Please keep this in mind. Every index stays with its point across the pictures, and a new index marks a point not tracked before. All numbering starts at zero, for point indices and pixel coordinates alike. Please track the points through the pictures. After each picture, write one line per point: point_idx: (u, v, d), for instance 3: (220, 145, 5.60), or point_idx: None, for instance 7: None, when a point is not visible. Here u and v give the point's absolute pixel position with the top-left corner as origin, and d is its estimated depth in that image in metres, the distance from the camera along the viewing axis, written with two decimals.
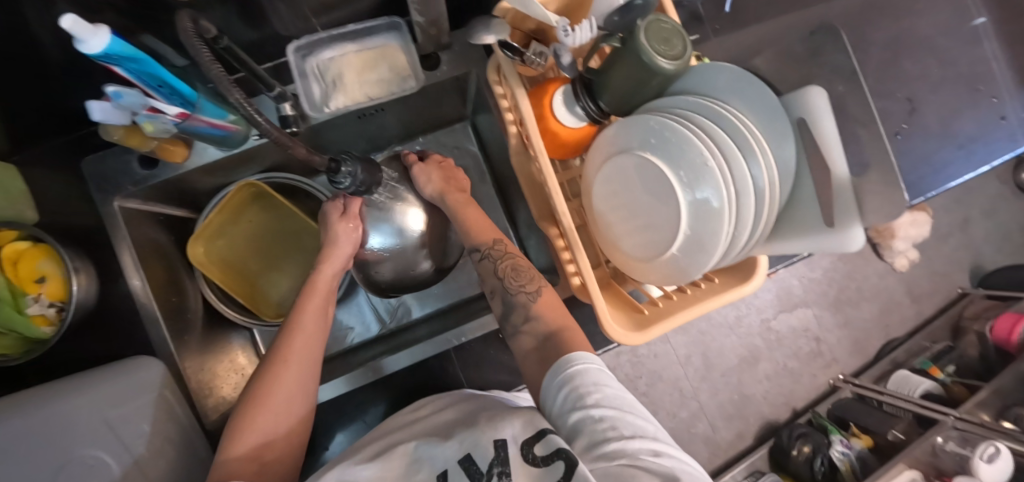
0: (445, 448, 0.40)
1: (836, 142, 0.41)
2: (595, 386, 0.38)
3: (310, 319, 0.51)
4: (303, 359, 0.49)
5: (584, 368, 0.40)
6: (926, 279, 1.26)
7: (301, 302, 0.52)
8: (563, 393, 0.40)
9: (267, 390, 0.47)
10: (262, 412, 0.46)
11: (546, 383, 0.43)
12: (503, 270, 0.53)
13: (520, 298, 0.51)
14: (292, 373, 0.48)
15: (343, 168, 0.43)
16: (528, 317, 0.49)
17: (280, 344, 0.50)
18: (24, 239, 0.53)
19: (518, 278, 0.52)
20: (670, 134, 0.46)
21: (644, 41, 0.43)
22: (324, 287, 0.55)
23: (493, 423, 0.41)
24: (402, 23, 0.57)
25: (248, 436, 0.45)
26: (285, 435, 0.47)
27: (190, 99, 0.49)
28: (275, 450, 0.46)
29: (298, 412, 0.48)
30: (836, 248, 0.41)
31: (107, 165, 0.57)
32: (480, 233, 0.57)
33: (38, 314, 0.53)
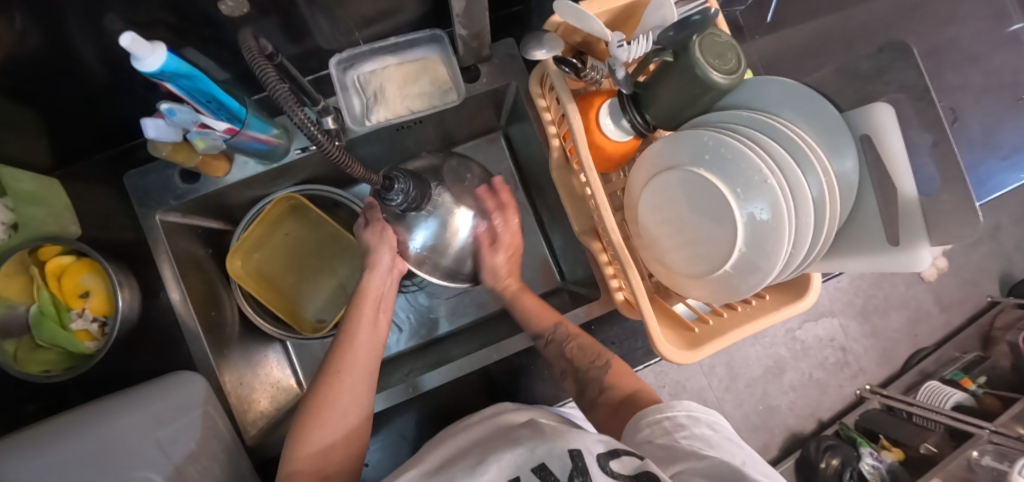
0: (513, 454, 0.37)
1: (902, 159, 0.40)
2: (683, 424, 0.40)
3: (363, 331, 0.49)
4: (357, 372, 0.47)
5: (668, 409, 0.42)
6: (954, 288, 1.23)
7: (353, 313, 0.51)
8: (650, 431, 0.41)
9: (322, 404, 0.45)
10: (317, 428, 0.44)
11: (631, 423, 0.43)
12: (572, 352, 0.55)
13: (592, 374, 0.53)
14: (346, 384, 0.46)
15: (396, 186, 0.42)
16: (595, 366, 0.53)
17: (333, 357, 0.48)
18: (68, 253, 0.53)
19: (587, 357, 0.54)
20: (726, 150, 0.45)
21: (699, 56, 0.42)
22: (372, 294, 0.52)
23: (563, 435, 0.39)
24: (444, 35, 0.57)
25: (306, 452, 0.43)
26: (341, 452, 0.45)
27: (239, 115, 0.48)
28: (333, 465, 0.44)
29: (355, 426, 0.46)
30: (903, 267, 0.40)
31: (149, 180, 0.57)
32: (549, 315, 0.58)
33: (82, 329, 0.53)
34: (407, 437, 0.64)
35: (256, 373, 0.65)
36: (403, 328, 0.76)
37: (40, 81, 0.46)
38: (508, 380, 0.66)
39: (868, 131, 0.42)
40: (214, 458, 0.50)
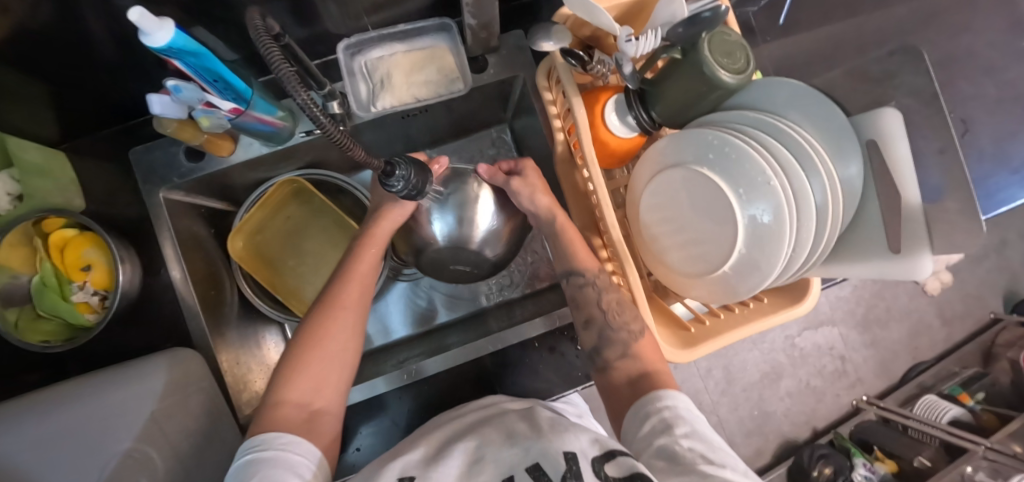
0: (507, 454, 0.39)
1: (908, 166, 0.40)
2: (682, 419, 0.40)
3: (360, 270, 0.53)
4: (353, 308, 0.51)
5: (672, 404, 0.41)
6: (957, 303, 1.22)
7: (358, 256, 0.54)
8: (648, 426, 0.41)
9: (320, 337, 0.48)
10: (313, 360, 0.46)
11: (631, 412, 0.43)
12: (609, 305, 0.50)
13: (621, 336, 0.49)
14: (344, 321, 0.49)
15: (397, 172, 0.42)
16: (628, 327, 0.49)
17: (334, 293, 0.51)
18: (71, 226, 0.54)
19: (623, 313, 0.50)
20: (730, 150, 0.44)
21: (708, 54, 0.42)
22: (379, 242, 0.55)
23: (558, 434, 0.40)
24: (452, 24, 0.56)
25: (297, 382, 0.45)
26: (333, 388, 0.47)
27: (245, 95, 0.48)
28: (322, 400, 0.45)
29: (347, 365, 0.48)
30: (902, 275, 0.40)
31: (154, 157, 0.57)
32: (590, 258, 0.53)
33: (82, 301, 0.54)
34: (400, 423, 0.65)
35: (253, 354, 0.65)
36: (401, 315, 0.76)
37: (48, 55, 0.46)
38: (505, 373, 0.65)
39: (876, 137, 0.42)
40: (209, 437, 0.50)
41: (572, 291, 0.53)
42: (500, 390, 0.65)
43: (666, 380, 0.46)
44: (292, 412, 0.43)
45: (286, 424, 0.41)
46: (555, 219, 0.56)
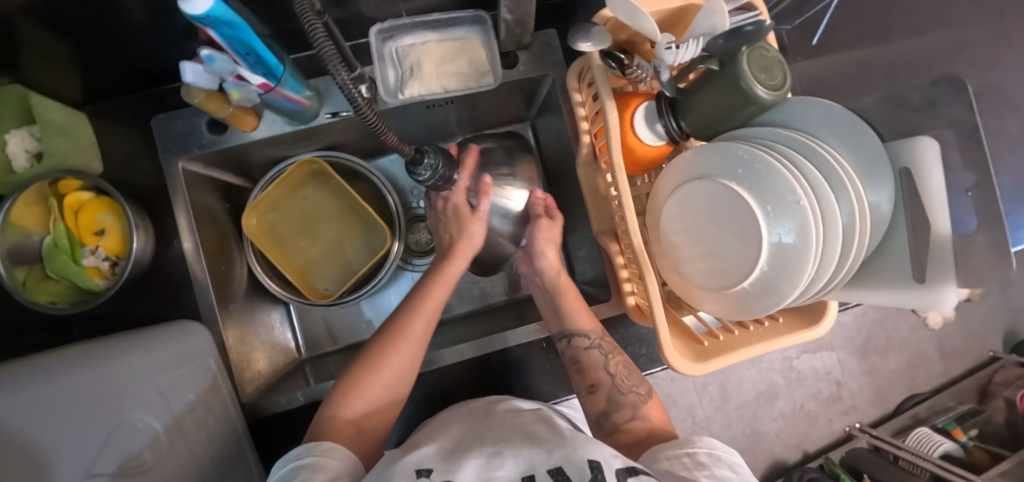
0: (530, 455, 0.40)
1: (941, 194, 0.39)
2: (704, 462, 0.42)
3: (431, 305, 0.56)
4: (418, 341, 0.53)
5: (695, 449, 0.43)
6: (957, 338, 1.22)
7: (429, 286, 0.57)
8: (670, 463, 0.43)
9: (381, 360, 0.51)
10: (372, 383, 0.50)
11: (649, 454, 0.46)
12: (616, 367, 0.56)
13: (630, 399, 0.53)
14: (407, 349, 0.52)
15: (426, 161, 0.42)
16: (636, 391, 0.54)
17: (401, 319, 0.54)
18: (88, 189, 0.54)
19: (628, 377, 0.55)
20: (760, 166, 0.44)
21: (745, 68, 0.42)
22: (450, 276, 0.59)
23: (581, 444, 0.42)
24: (487, 17, 0.57)
25: (355, 400, 0.49)
26: (383, 411, 0.50)
27: (275, 71, 0.47)
28: (371, 421, 0.49)
29: (399, 391, 0.52)
30: (925, 306, 0.39)
31: (175, 127, 0.57)
32: (592, 322, 0.59)
33: (92, 266, 0.53)
34: (400, 414, 0.64)
35: (257, 332, 0.65)
36: None
37: (81, 15, 0.46)
38: (509, 372, 0.65)
39: (909, 164, 0.41)
40: (212, 412, 0.50)
41: (574, 354, 0.57)
42: (503, 388, 0.65)
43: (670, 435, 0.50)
44: (344, 431, 0.46)
45: (338, 440, 0.45)
46: (560, 280, 0.62)
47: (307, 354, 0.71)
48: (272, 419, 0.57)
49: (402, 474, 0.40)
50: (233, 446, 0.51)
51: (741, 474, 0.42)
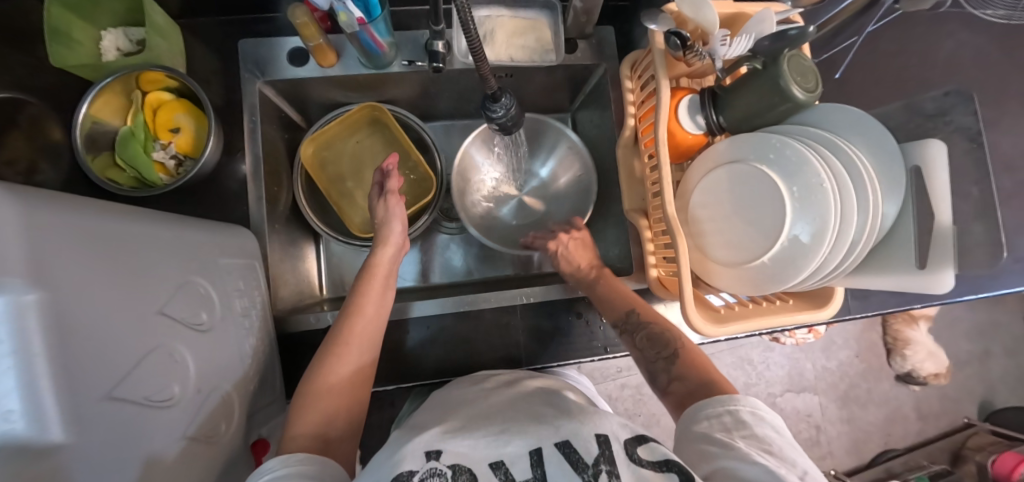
0: (539, 432, 0.42)
1: (945, 197, 0.47)
2: (745, 421, 0.42)
3: (369, 306, 0.54)
4: (362, 343, 0.52)
5: (736, 408, 0.43)
6: (935, 400, 1.39)
7: (364, 284, 0.56)
8: (707, 424, 0.43)
9: (326, 370, 0.50)
10: (323, 397, 0.48)
11: (689, 411, 0.46)
12: (641, 343, 0.56)
13: (659, 366, 0.53)
14: (353, 352, 0.51)
15: (502, 99, 0.47)
16: (662, 356, 0.53)
17: (342, 326, 0.53)
18: (171, 91, 0.58)
19: (655, 346, 0.55)
20: (792, 153, 0.51)
21: (785, 69, 0.48)
22: (382, 270, 0.58)
23: (588, 418, 0.43)
24: (558, 4, 0.63)
25: (308, 417, 0.47)
26: (345, 419, 0.48)
27: (372, 10, 0.52)
28: (336, 429, 0.47)
29: (357, 395, 0.50)
30: (922, 288, 0.47)
31: (260, 52, 0.62)
32: (621, 301, 0.59)
33: (160, 160, 0.57)
34: (417, 356, 0.67)
35: (294, 260, 0.68)
36: (426, 263, 0.81)
37: None
38: (523, 332, 0.68)
39: (921, 163, 0.48)
40: (253, 307, 0.52)
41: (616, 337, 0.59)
42: (517, 347, 0.68)
43: (727, 387, 0.48)
44: (309, 447, 0.44)
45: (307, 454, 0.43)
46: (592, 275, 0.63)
47: (328, 294, 0.73)
48: (302, 336, 0.60)
49: (412, 457, 0.40)
50: (264, 346, 0.54)
51: (785, 436, 0.42)
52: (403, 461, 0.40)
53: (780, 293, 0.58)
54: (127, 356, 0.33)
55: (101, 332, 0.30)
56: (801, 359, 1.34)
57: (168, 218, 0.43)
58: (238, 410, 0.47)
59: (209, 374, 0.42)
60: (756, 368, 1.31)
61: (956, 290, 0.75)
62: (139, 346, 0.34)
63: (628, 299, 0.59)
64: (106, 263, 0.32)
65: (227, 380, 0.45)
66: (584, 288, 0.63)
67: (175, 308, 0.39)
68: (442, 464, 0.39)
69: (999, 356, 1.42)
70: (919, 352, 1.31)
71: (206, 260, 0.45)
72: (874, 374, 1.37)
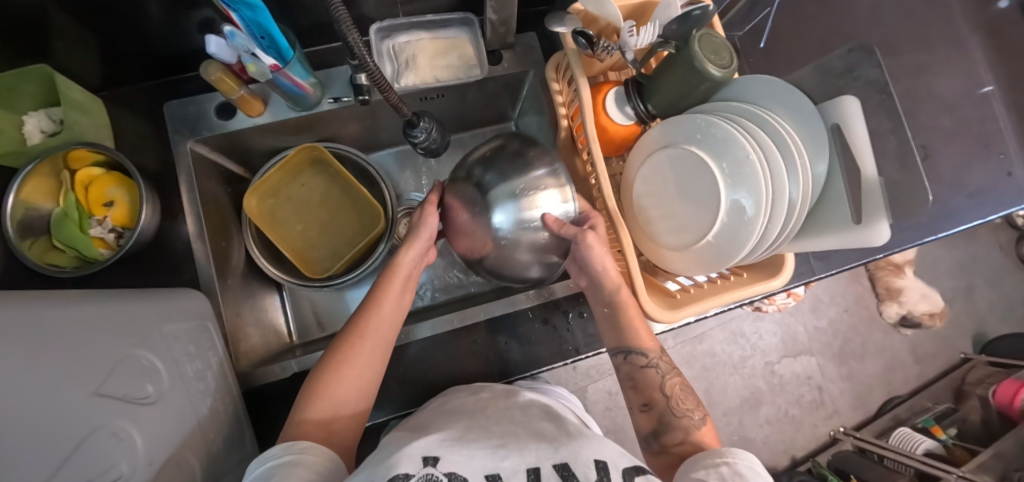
0: (539, 449, 0.42)
1: (865, 146, 0.47)
2: (740, 473, 0.42)
3: (387, 303, 0.55)
4: (376, 341, 0.53)
5: (732, 461, 0.43)
6: (929, 341, 1.40)
7: (384, 282, 0.56)
8: (703, 472, 0.43)
9: (342, 363, 0.51)
10: (327, 397, 0.49)
11: (686, 464, 0.46)
12: (672, 391, 0.54)
13: (682, 422, 0.52)
14: (368, 347, 0.52)
15: (421, 123, 0.48)
16: (688, 414, 0.52)
17: (358, 319, 0.54)
18: (100, 166, 0.57)
19: (684, 401, 0.54)
20: (715, 130, 0.52)
21: (697, 49, 0.49)
22: (403, 271, 0.57)
23: (586, 444, 0.44)
24: (475, 20, 0.64)
25: (320, 404, 0.48)
26: (349, 414, 0.50)
27: (285, 55, 0.53)
28: (340, 423, 0.49)
29: (361, 398, 0.51)
30: (864, 243, 0.46)
31: (187, 111, 0.61)
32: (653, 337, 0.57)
33: (98, 236, 0.56)
34: (393, 390, 0.66)
35: (255, 312, 0.67)
36: None
37: (113, 11, 0.52)
38: (495, 346, 0.68)
39: (838, 121, 0.49)
40: (209, 368, 0.52)
41: (631, 371, 0.56)
42: (491, 362, 0.68)
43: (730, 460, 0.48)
44: (313, 435, 0.46)
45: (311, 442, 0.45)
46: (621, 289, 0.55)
47: (298, 340, 0.73)
48: (270, 388, 0.60)
49: (408, 460, 0.39)
50: (226, 405, 0.53)
51: None
52: (399, 464, 0.39)
53: (736, 267, 0.59)
54: (67, 442, 0.32)
55: (33, 421, 0.29)
56: (792, 324, 1.35)
57: (102, 293, 0.42)
58: (200, 475, 0.46)
59: (159, 447, 0.41)
60: (748, 340, 1.31)
61: (917, 234, 0.76)
62: (81, 429, 0.33)
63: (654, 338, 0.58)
64: (34, 353, 0.31)
65: (183, 447, 0.44)
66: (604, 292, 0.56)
67: (114, 386, 0.38)
68: (438, 470, 0.38)
69: (983, 288, 1.44)
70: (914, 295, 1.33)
71: (149, 329, 0.44)
72: (866, 326, 1.38)
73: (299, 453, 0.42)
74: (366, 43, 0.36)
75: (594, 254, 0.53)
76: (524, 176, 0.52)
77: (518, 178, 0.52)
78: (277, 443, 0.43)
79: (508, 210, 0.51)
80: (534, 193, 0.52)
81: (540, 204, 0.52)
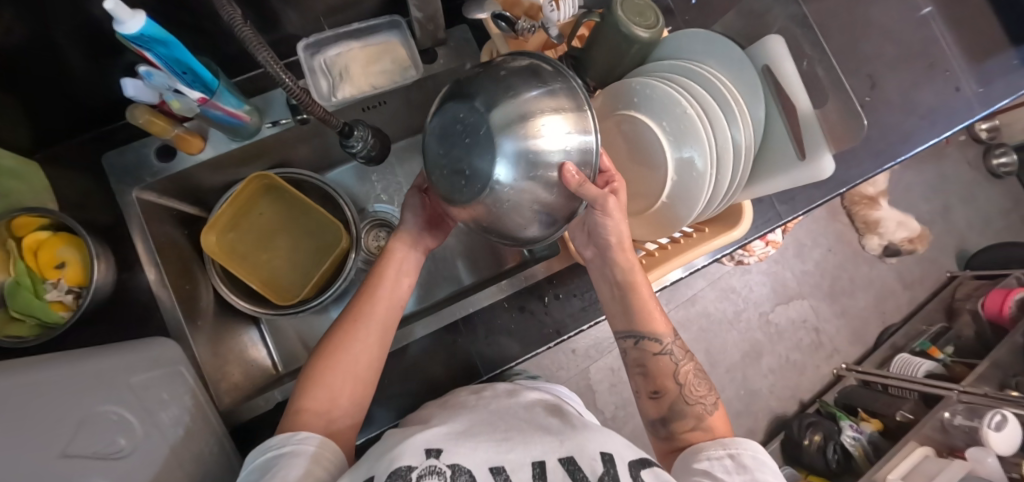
0: (542, 443, 0.41)
1: (795, 82, 0.47)
2: (746, 464, 0.42)
3: (383, 288, 0.55)
4: (372, 325, 0.53)
5: (737, 451, 0.43)
6: (915, 266, 1.42)
7: (378, 269, 0.56)
8: (707, 463, 0.43)
9: (335, 351, 0.50)
10: (323, 384, 0.49)
11: (688, 452, 0.46)
12: (686, 377, 0.51)
13: (694, 410, 0.50)
14: (362, 331, 0.52)
15: (356, 133, 0.49)
16: (702, 400, 0.50)
17: (354, 306, 0.54)
18: (45, 228, 0.55)
19: (697, 388, 0.51)
20: (651, 92, 0.52)
21: (621, 14, 0.48)
22: (397, 258, 0.57)
23: (590, 434, 0.42)
24: (402, 21, 0.63)
25: (317, 392, 0.48)
26: (347, 400, 0.49)
27: (211, 86, 0.52)
28: (340, 409, 0.48)
29: (360, 385, 0.51)
30: (811, 177, 0.46)
31: (126, 159, 0.60)
32: (664, 319, 0.53)
33: (56, 300, 0.54)
34: (384, 404, 0.65)
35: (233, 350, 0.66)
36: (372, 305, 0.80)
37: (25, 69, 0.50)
38: (480, 342, 0.68)
39: (768, 61, 0.49)
40: (190, 412, 0.51)
41: (641, 357, 0.52)
42: (478, 358, 0.67)
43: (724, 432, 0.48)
44: (312, 423, 0.46)
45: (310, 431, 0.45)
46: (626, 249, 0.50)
47: (284, 369, 0.72)
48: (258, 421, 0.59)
49: (411, 453, 0.38)
50: (212, 446, 0.53)
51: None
52: (401, 457, 0.38)
53: (697, 224, 0.60)
54: None
55: None
56: (780, 271, 1.36)
57: (56, 355, 0.41)
58: None
59: None
60: (739, 295, 1.33)
61: (875, 162, 0.77)
62: None
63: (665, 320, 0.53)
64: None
65: None
66: (614, 269, 0.51)
67: (82, 445, 0.37)
68: (441, 462, 0.38)
69: (958, 206, 1.46)
70: (892, 224, 1.35)
71: (114, 384, 0.44)
72: (851, 261, 1.40)
73: (297, 440, 0.42)
74: (279, 60, 0.36)
75: (611, 225, 0.47)
76: (515, 96, 0.38)
77: (512, 99, 0.38)
78: (275, 432, 0.43)
79: (503, 144, 0.37)
80: (532, 117, 0.38)
81: (545, 132, 0.38)
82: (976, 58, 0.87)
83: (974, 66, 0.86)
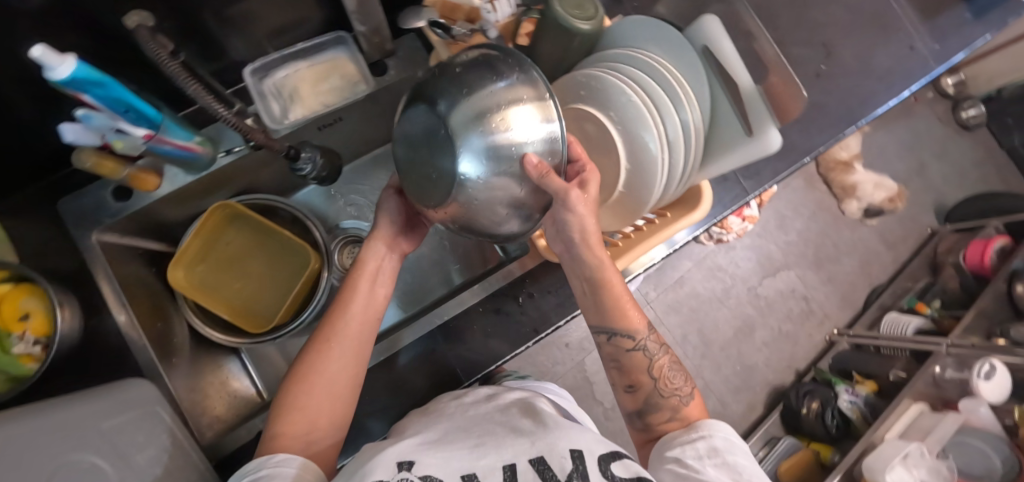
0: (514, 446, 0.41)
1: (733, 59, 0.46)
2: (717, 447, 0.42)
3: (356, 302, 0.54)
4: (347, 342, 0.52)
5: (709, 434, 0.44)
6: (896, 226, 1.44)
7: (351, 284, 0.55)
8: (680, 450, 0.43)
9: (308, 372, 0.50)
10: (299, 408, 0.48)
11: (662, 441, 0.46)
12: (660, 370, 0.52)
13: (671, 402, 0.50)
14: (336, 350, 0.51)
15: (304, 155, 0.54)
16: (678, 391, 0.51)
17: (327, 324, 0.53)
18: (7, 279, 0.52)
19: (672, 379, 0.51)
20: (595, 82, 0.52)
21: (557, 8, 0.49)
22: (370, 270, 0.56)
23: (562, 431, 0.42)
24: (347, 36, 0.63)
25: (296, 417, 0.47)
26: (326, 421, 0.49)
27: (156, 121, 0.52)
28: (320, 430, 0.48)
29: (338, 404, 0.50)
30: (761, 151, 0.46)
31: (83, 203, 0.59)
32: (637, 311, 0.52)
33: (23, 353, 0.51)
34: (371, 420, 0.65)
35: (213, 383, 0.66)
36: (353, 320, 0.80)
37: None
38: (461, 348, 0.68)
39: (706, 42, 0.49)
40: (168, 451, 0.51)
41: (615, 352, 0.52)
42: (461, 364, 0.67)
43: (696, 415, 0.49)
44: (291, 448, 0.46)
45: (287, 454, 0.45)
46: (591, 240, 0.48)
47: (269, 394, 0.72)
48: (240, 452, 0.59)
49: (382, 468, 0.38)
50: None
51: (752, 461, 0.43)
52: (373, 470, 0.38)
53: (660, 208, 0.60)
54: None
55: None
56: (764, 244, 1.37)
57: (17, 410, 0.41)
58: None
59: None
60: (726, 272, 1.33)
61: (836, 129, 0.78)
62: None
63: (640, 312, 0.53)
64: None
65: None
66: (581, 268, 0.50)
67: None
68: (413, 474, 0.38)
69: (933, 162, 1.48)
70: (869, 186, 1.36)
71: (85, 432, 0.43)
72: (833, 227, 1.41)
73: (274, 464, 0.42)
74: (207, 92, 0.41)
75: (573, 218, 0.45)
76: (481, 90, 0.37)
77: (479, 93, 0.37)
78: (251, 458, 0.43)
79: (472, 140, 0.36)
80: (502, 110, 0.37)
81: (514, 125, 0.37)
82: (928, 16, 0.88)
83: (927, 24, 0.87)
